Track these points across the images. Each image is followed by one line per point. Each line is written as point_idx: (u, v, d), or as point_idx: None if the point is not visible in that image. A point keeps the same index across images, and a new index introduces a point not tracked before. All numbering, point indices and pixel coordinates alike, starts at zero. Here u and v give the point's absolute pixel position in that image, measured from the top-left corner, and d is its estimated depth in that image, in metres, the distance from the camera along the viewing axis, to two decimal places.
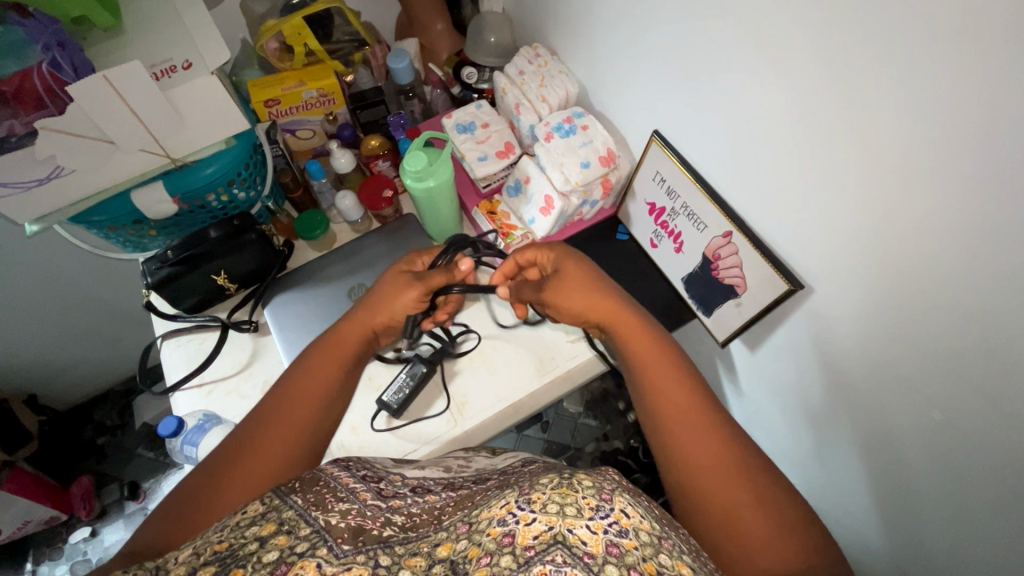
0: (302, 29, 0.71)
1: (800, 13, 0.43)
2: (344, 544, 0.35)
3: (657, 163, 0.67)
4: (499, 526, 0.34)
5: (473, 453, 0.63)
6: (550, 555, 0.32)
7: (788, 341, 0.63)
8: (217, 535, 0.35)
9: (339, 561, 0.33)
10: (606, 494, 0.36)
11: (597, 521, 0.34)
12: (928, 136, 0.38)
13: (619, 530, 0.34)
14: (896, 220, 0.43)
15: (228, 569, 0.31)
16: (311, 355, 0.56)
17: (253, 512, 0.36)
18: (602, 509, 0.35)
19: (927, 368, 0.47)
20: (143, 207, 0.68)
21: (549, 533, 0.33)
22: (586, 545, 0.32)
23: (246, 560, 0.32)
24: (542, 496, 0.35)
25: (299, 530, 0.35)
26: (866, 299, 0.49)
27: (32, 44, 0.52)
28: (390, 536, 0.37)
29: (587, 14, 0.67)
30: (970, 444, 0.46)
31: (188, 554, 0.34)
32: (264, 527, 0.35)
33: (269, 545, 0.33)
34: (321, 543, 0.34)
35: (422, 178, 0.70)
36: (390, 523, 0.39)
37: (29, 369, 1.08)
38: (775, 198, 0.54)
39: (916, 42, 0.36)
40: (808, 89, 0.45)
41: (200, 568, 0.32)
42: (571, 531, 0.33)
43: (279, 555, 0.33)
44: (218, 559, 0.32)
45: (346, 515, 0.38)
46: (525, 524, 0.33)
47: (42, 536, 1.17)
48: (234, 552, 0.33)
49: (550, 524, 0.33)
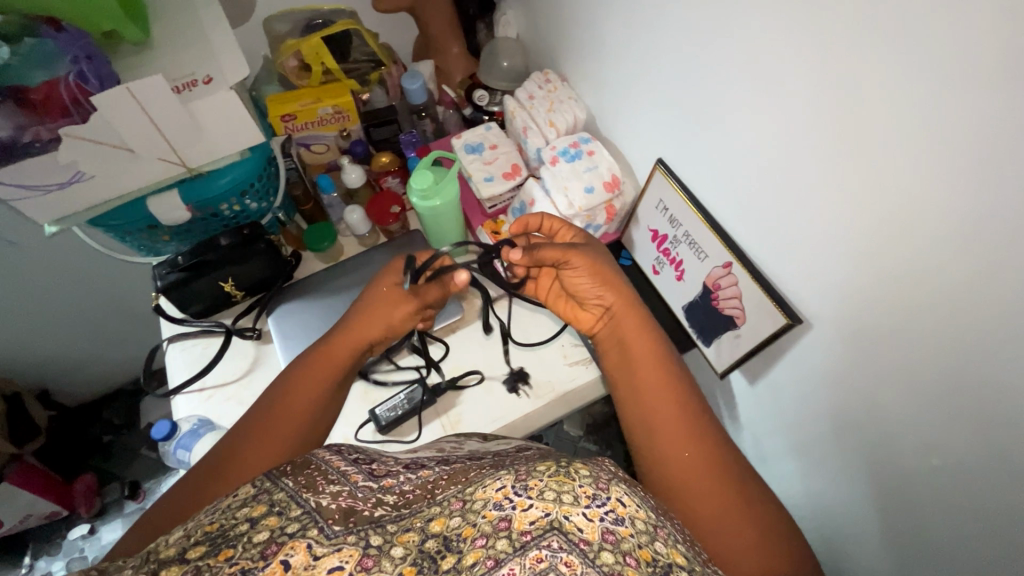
0: (320, 49, 0.75)
1: (803, 49, 0.43)
2: (336, 525, 0.34)
3: (661, 191, 0.68)
4: (495, 510, 0.34)
5: (465, 437, 0.62)
6: (546, 541, 0.31)
7: (788, 375, 0.62)
8: (207, 517, 0.34)
9: (330, 542, 0.32)
10: (603, 484, 0.36)
11: (594, 509, 0.34)
12: (929, 177, 0.38)
13: (615, 518, 0.34)
14: (896, 260, 0.43)
15: (217, 549, 0.31)
16: (298, 371, 0.57)
17: (244, 494, 0.36)
18: (599, 498, 0.34)
19: (929, 409, 0.46)
20: (158, 213, 0.70)
21: (546, 519, 0.33)
22: (582, 532, 0.32)
23: (236, 540, 0.32)
24: (539, 483, 0.35)
25: (290, 511, 0.35)
26: (866, 336, 0.49)
27: (61, 57, 0.54)
28: (382, 516, 0.36)
29: (599, 43, 0.68)
30: (972, 492, 0.45)
31: (177, 537, 0.33)
32: (255, 509, 0.34)
33: (260, 526, 0.33)
34: (312, 524, 0.34)
35: (428, 196, 0.71)
36: (382, 503, 0.38)
37: (43, 363, 1.10)
38: (776, 230, 0.54)
39: (915, 86, 0.36)
40: (807, 125, 0.46)
41: (191, 548, 0.31)
42: (568, 518, 0.33)
43: (268, 536, 0.32)
44: (209, 539, 0.32)
45: (337, 497, 0.37)
46: (522, 509, 0.33)
47: (41, 531, 1.18)
48: (224, 533, 0.32)
49: (547, 510, 0.33)
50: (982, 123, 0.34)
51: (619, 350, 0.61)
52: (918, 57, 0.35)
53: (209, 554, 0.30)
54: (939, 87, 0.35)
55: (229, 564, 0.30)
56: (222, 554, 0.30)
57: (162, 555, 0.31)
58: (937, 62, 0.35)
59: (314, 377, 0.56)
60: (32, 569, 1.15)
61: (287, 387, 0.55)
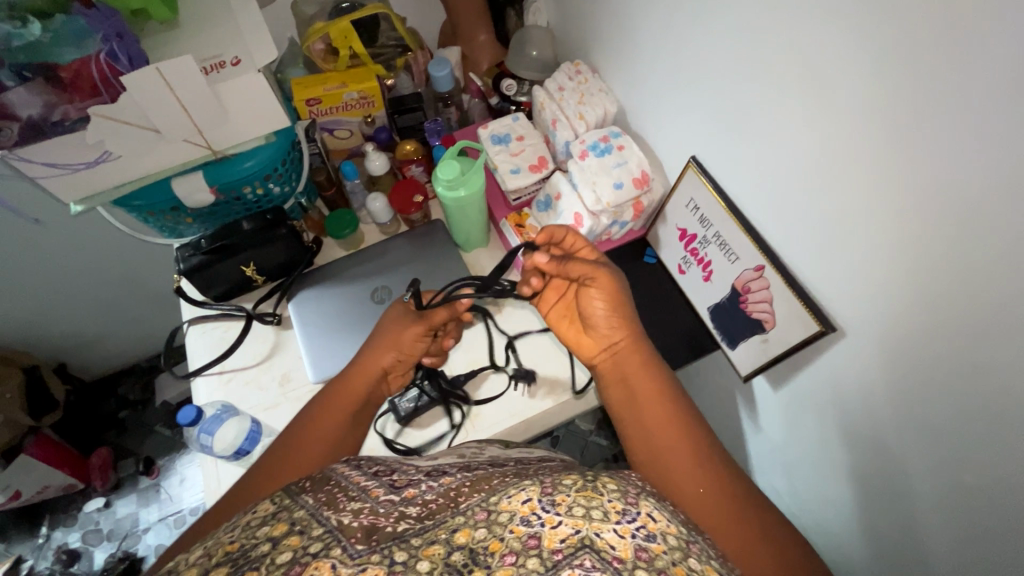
0: (348, 33, 0.74)
1: (855, 49, 0.41)
2: (359, 544, 0.34)
3: (692, 190, 0.66)
4: (522, 525, 0.33)
5: (485, 444, 0.61)
6: (579, 560, 0.31)
7: (814, 382, 0.61)
8: (228, 536, 0.34)
9: (354, 562, 0.32)
10: (631, 498, 0.37)
11: (623, 525, 0.34)
12: (983, 190, 0.36)
13: (647, 535, 0.34)
14: (937, 275, 0.41)
15: (241, 570, 0.31)
16: (327, 398, 0.59)
17: (264, 512, 0.36)
18: (629, 513, 0.35)
19: (964, 427, 0.45)
20: (182, 195, 0.70)
21: (576, 536, 0.33)
22: (615, 549, 0.32)
23: (259, 561, 0.31)
24: (567, 499, 0.35)
25: (311, 530, 0.34)
26: (901, 349, 0.47)
27: (92, 34, 0.53)
28: (404, 531, 0.35)
29: (633, 35, 0.66)
30: (1001, 513, 0.44)
31: (200, 555, 0.33)
32: (276, 527, 0.34)
33: (282, 547, 0.33)
34: (335, 543, 0.33)
35: (453, 187, 0.70)
36: (405, 516, 0.37)
37: (61, 339, 1.11)
38: (814, 237, 0.53)
39: (968, 97, 0.35)
40: (851, 130, 0.44)
41: (213, 569, 0.32)
42: (599, 535, 0.33)
43: (292, 556, 0.32)
44: (230, 559, 0.32)
45: (359, 514, 0.37)
46: (551, 526, 0.33)
47: (59, 502, 1.20)
48: (246, 553, 0.32)
49: (576, 527, 0.33)
50: None
51: (619, 381, 0.61)
52: (977, 64, 0.34)
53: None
54: (996, 100, 0.34)
55: None
56: None
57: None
58: (995, 75, 0.33)
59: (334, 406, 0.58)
60: (48, 539, 1.17)
61: (316, 411, 0.57)
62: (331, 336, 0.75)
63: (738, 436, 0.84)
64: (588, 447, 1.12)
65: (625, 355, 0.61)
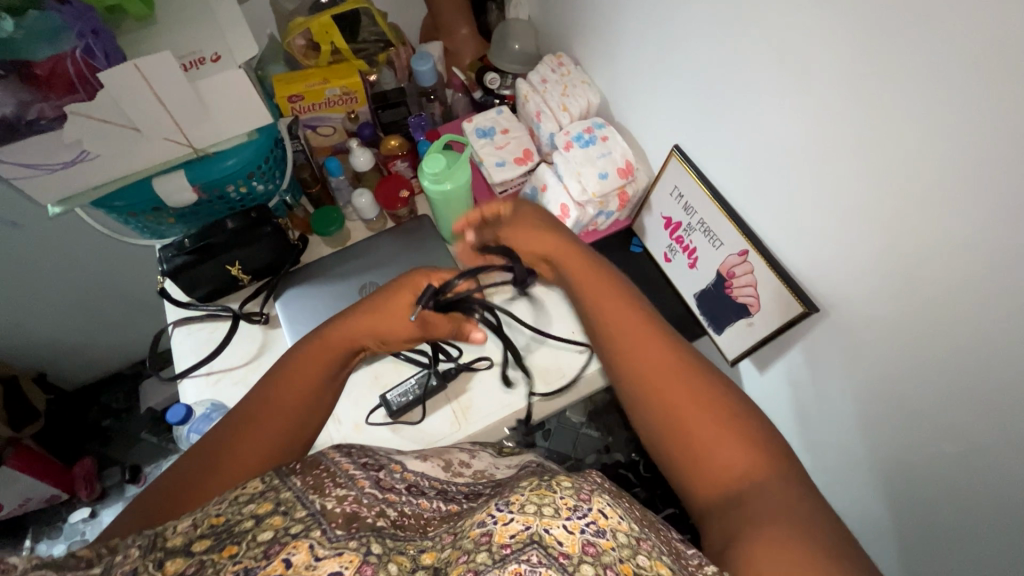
0: (329, 28, 0.73)
1: (826, 33, 0.42)
2: (337, 530, 0.35)
3: (676, 178, 0.67)
4: (478, 528, 0.34)
5: (479, 448, 0.63)
6: (525, 555, 0.32)
7: (799, 363, 0.62)
8: (215, 509, 0.35)
9: (331, 545, 0.33)
10: (584, 495, 0.36)
11: (574, 521, 0.34)
12: (960, 166, 0.37)
13: (597, 530, 0.34)
14: (917, 251, 0.43)
15: (222, 545, 0.32)
16: (289, 366, 0.52)
17: (252, 489, 0.37)
18: (580, 509, 0.35)
19: (946, 399, 0.46)
20: (163, 195, 0.69)
21: (526, 532, 0.33)
22: (562, 545, 0.32)
23: (240, 537, 0.32)
24: (520, 498, 0.35)
25: (295, 511, 0.35)
26: (884, 325, 0.49)
27: (67, 30, 0.52)
28: (383, 527, 0.37)
29: (614, 26, 0.67)
30: (983, 481, 0.46)
31: (186, 525, 0.34)
32: (261, 506, 0.35)
33: (264, 525, 0.33)
34: (315, 526, 0.34)
35: (439, 180, 0.70)
36: (384, 515, 0.39)
37: (41, 348, 1.09)
38: (795, 220, 0.54)
39: (942, 77, 0.36)
40: (828, 113, 0.45)
41: (196, 541, 0.32)
42: (548, 531, 0.33)
43: (273, 535, 0.33)
44: (214, 533, 0.33)
45: (342, 501, 0.38)
46: (502, 524, 0.34)
47: (42, 514, 1.18)
48: (230, 528, 0.33)
49: (527, 523, 0.33)
50: (1004, 115, 0.34)
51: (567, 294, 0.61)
52: (947, 45, 0.35)
53: (214, 548, 0.32)
54: (967, 79, 0.35)
55: (232, 562, 0.30)
56: (226, 551, 0.31)
57: (169, 543, 0.32)
58: (965, 54, 0.35)
59: (297, 384, 0.52)
60: (32, 552, 1.15)
61: (270, 387, 0.51)
62: None
63: None
64: (579, 439, 1.12)
65: (563, 261, 0.59)
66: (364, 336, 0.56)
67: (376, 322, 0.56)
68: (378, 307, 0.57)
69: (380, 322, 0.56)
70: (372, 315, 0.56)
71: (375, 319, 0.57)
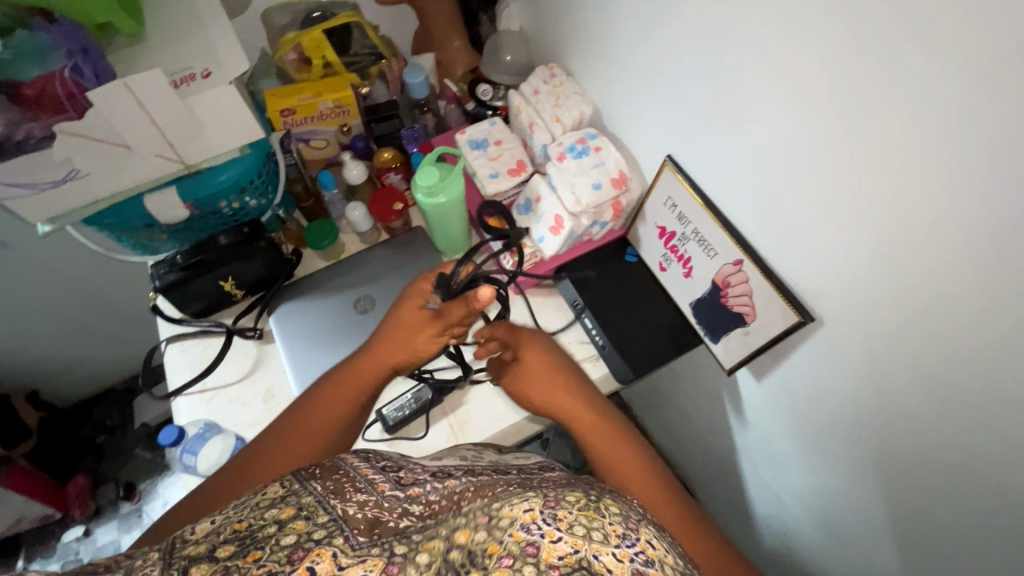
0: (321, 42, 0.74)
1: (818, 45, 0.43)
2: (360, 536, 0.34)
3: (669, 188, 0.67)
4: (522, 531, 0.34)
5: (481, 449, 0.61)
6: None
7: (796, 371, 0.62)
8: (237, 513, 0.34)
9: (354, 552, 0.32)
10: (632, 524, 0.36)
11: (623, 549, 0.33)
12: (953, 176, 0.38)
13: (645, 560, 0.33)
14: (911, 260, 0.43)
15: (246, 551, 0.31)
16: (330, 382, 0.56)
17: (274, 493, 0.36)
18: (628, 538, 0.34)
19: (944, 407, 0.46)
20: (155, 212, 0.68)
21: (574, 556, 0.32)
22: (612, 572, 0.31)
23: (264, 542, 0.32)
24: (568, 515, 0.35)
25: (317, 517, 0.35)
26: (880, 334, 0.49)
27: (55, 49, 0.52)
28: (407, 527, 0.36)
29: (606, 37, 0.67)
30: (985, 489, 0.46)
31: (208, 527, 0.33)
32: (284, 511, 0.34)
33: (288, 530, 0.33)
34: (338, 532, 0.34)
35: (433, 193, 0.70)
36: (408, 513, 0.38)
37: (34, 365, 1.08)
38: (789, 229, 0.54)
39: (934, 88, 0.36)
40: (821, 124, 0.45)
41: (221, 546, 0.31)
42: (597, 558, 0.32)
43: (296, 540, 0.32)
44: (238, 538, 0.32)
45: (364, 506, 0.37)
46: (550, 540, 0.33)
47: (35, 533, 1.16)
48: (253, 533, 0.32)
49: (575, 547, 0.32)
50: (997, 128, 0.34)
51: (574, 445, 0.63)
52: (938, 58, 0.35)
53: (238, 554, 0.31)
54: (959, 90, 0.35)
55: (257, 566, 0.30)
56: (251, 556, 0.30)
57: (190, 549, 0.31)
58: (957, 67, 0.35)
59: (333, 403, 0.55)
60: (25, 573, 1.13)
61: (312, 400, 0.55)
62: (315, 347, 0.74)
63: (725, 429, 0.85)
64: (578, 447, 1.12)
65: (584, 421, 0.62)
66: (397, 356, 0.57)
67: (400, 343, 0.57)
68: (397, 328, 0.58)
69: (397, 337, 0.57)
70: (395, 335, 0.57)
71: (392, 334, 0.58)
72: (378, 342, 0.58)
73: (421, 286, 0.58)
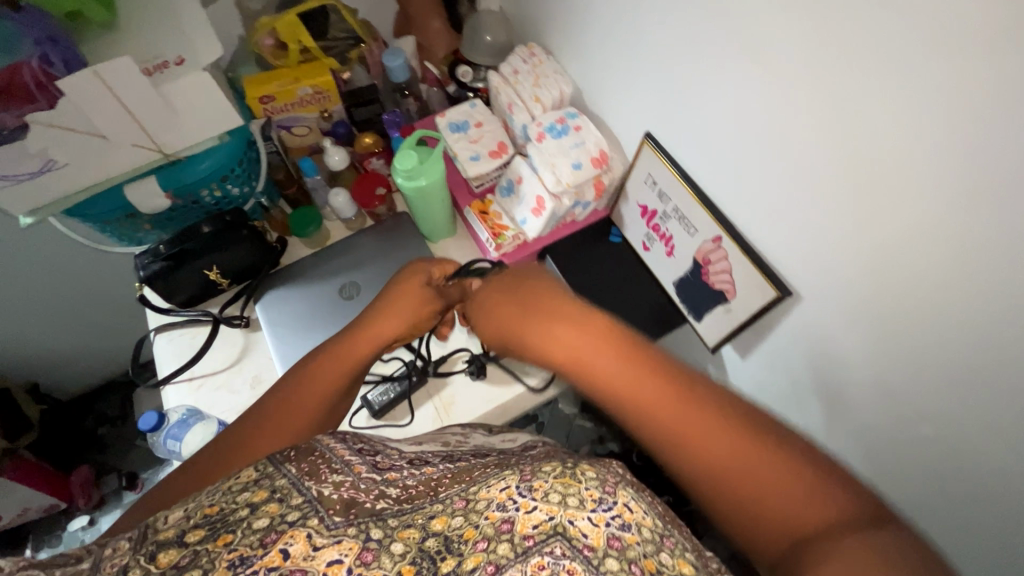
0: (296, 26, 0.73)
1: (787, 12, 0.42)
2: (336, 516, 0.33)
3: (650, 166, 0.67)
4: (498, 511, 0.34)
5: (470, 429, 0.62)
6: (548, 547, 0.31)
7: (778, 347, 0.62)
8: (208, 499, 0.33)
9: (330, 533, 0.32)
10: (609, 488, 0.36)
11: (599, 514, 0.34)
12: (923, 140, 0.37)
13: (621, 524, 0.34)
14: (887, 229, 0.42)
15: (215, 535, 0.30)
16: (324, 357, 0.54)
17: (246, 477, 0.35)
18: (605, 502, 0.35)
19: (922, 375, 0.46)
20: (136, 202, 0.68)
21: (549, 523, 0.33)
22: (587, 538, 0.32)
23: (235, 525, 0.31)
24: (544, 484, 0.35)
25: (291, 498, 0.34)
26: (857, 305, 0.49)
27: (22, 39, 0.51)
28: (383, 509, 0.35)
29: (583, 13, 0.66)
30: (963, 456, 0.46)
31: (178, 516, 0.32)
32: (256, 494, 0.33)
33: (260, 512, 0.32)
34: (312, 513, 0.33)
35: (412, 176, 0.70)
36: (385, 495, 0.37)
37: (31, 358, 1.09)
38: (766, 203, 0.53)
39: (904, 49, 0.36)
40: (794, 94, 0.45)
41: (190, 531, 0.31)
42: (572, 523, 0.33)
43: (269, 523, 0.31)
44: (207, 523, 0.31)
45: (339, 486, 0.36)
46: (525, 511, 0.33)
47: (41, 523, 1.18)
48: (224, 517, 0.32)
49: (550, 513, 0.33)
50: (966, 91, 0.34)
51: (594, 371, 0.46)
52: (904, 19, 0.35)
53: (208, 539, 0.30)
54: (928, 53, 0.35)
55: (227, 550, 0.29)
56: (220, 540, 0.30)
57: (160, 536, 0.31)
58: (925, 29, 0.34)
59: (332, 364, 0.53)
60: None
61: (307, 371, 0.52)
62: (300, 335, 0.74)
63: None
64: (572, 430, 1.12)
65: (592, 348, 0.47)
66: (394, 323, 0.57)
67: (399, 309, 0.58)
68: (400, 295, 0.59)
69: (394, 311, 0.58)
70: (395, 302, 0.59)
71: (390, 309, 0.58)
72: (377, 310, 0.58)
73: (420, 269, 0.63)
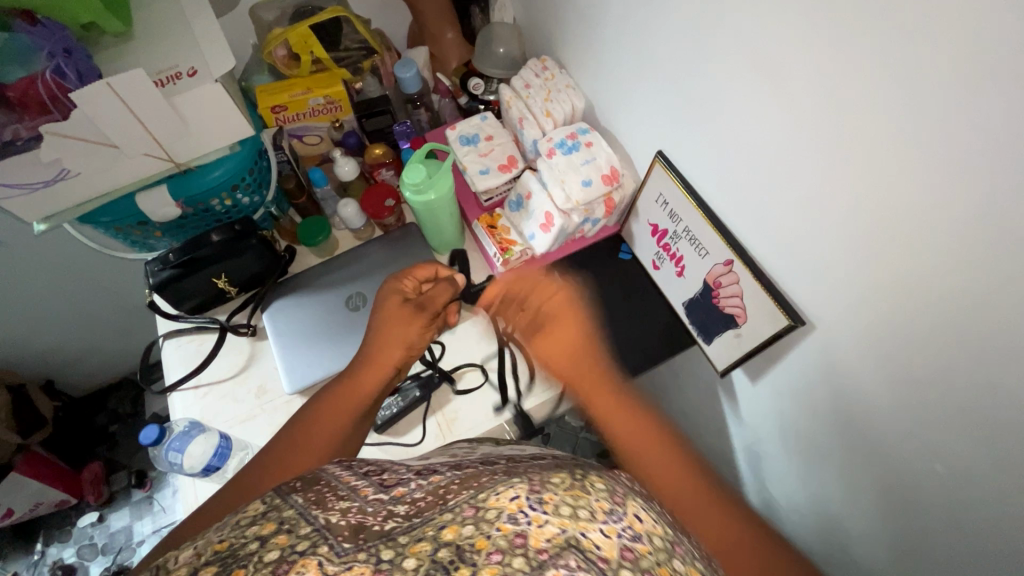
0: (308, 38, 0.72)
1: (804, 35, 0.40)
2: (345, 542, 0.32)
3: (661, 185, 0.65)
4: (510, 523, 0.31)
5: (477, 443, 0.61)
6: (563, 559, 0.29)
7: (788, 375, 0.61)
8: (217, 535, 0.33)
9: (341, 559, 0.31)
10: (618, 497, 0.36)
11: (610, 526, 0.33)
12: (948, 177, 0.35)
13: (632, 535, 0.33)
14: (903, 265, 0.41)
15: (227, 570, 0.29)
16: (319, 403, 0.54)
17: (253, 511, 0.34)
18: (615, 513, 0.34)
19: (937, 416, 0.44)
20: (148, 211, 0.69)
21: (562, 535, 0.31)
22: (601, 550, 0.31)
23: (246, 560, 0.30)
24: (554, 497, 0.33)
25: (299, 529, 0.33)
26: (872, 340, 0.47)
27: (37, 51, 0.52)
28: (393, 529, 0.34)
29: (596, 29, 0.65)
30: (978, 502, 0.44)
31: (188, 554, 0.32)
32: (265, 527, 0.33)
33: (270, 545, 0.31)
34: (322, 542, 0.32)
35: (421, 190, 0.69)
36: (393, 514, 0.36)
37: (48, 356, 1.11)
38: (779, 229, 0.52)
39: (926, 80, 0.34)
40: (808, 121, 0.43)
41: (201, 569, 0.30)
42: (585, 535, 0.31)
43: (279, 555, 0.31)
44: (219, 559, 0.30)
45: (347, 513, 0.35)
46: (537, 525, 0.31)
47: (52, 518, 1.20)
48: (235, 552, 0.31)
49: (563, 526, 0.31)
50: (991, 128, 0.32)
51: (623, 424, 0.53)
52: (930, 48, 0.33)
53: (220, 575, 0.29)
54: (945, 90, 0.33)
55: None
56: None
57: None
58: (953, 57, 0.32)
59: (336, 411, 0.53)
60: (44, 555, 1.17)
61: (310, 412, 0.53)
62: (304, 344, 0.74)
63: (722, 431, 0.84)
64: (579, 442, 1.10)
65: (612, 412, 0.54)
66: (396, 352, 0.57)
67: (397, 336, 0.58)
68: (390, 325, 0.58)
69: (389, 343, 0.57)
70: (386, 333, 0.58)
71: (383, 341, 0.58)
72: (374, 341, 0.58)
73: (396, 285, 0.61)
